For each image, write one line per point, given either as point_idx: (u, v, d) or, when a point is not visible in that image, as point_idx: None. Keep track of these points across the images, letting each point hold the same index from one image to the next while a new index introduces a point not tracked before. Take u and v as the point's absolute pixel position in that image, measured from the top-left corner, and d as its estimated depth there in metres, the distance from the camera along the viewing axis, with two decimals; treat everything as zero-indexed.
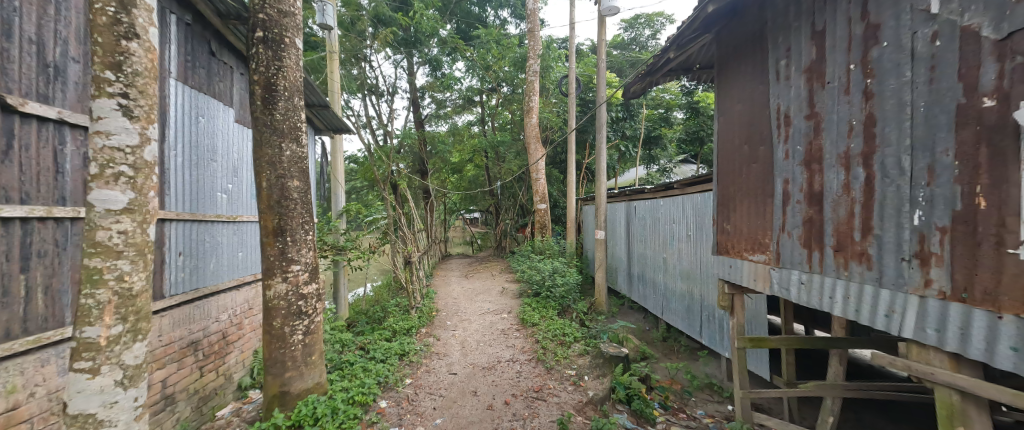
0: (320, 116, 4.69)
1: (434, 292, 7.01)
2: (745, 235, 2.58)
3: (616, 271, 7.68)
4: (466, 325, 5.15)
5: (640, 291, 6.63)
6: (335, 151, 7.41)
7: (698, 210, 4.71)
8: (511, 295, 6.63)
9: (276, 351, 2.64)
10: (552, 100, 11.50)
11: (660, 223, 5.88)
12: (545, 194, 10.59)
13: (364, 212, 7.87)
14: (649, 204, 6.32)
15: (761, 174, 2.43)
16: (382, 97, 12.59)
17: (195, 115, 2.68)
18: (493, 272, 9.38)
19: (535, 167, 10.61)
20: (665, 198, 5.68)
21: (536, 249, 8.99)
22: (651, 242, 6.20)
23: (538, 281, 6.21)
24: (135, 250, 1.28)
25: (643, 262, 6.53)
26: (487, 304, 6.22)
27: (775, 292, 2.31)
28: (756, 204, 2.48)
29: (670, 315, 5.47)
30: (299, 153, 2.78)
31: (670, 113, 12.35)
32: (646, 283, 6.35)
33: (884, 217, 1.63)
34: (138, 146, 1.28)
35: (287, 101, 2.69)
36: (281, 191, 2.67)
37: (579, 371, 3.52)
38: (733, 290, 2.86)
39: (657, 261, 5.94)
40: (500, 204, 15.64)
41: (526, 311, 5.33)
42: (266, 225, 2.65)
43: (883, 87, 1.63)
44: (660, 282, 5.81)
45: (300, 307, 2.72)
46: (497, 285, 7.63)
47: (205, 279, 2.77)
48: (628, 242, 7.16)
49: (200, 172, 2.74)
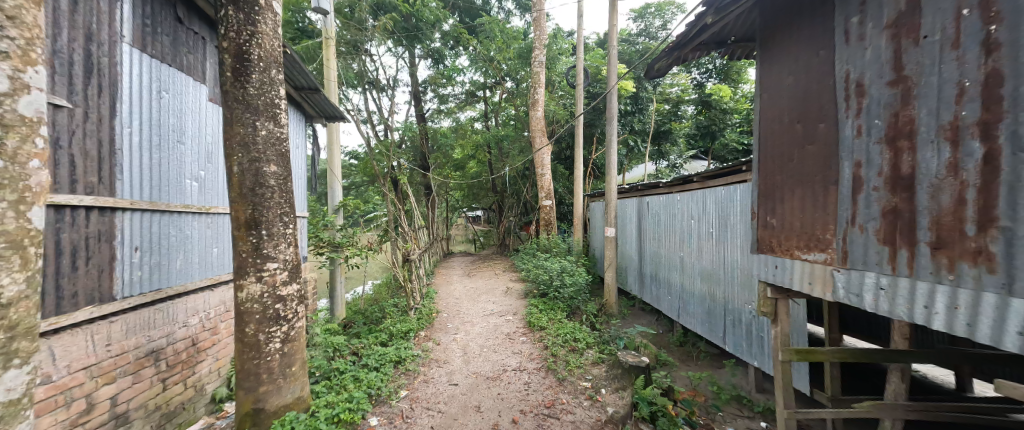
0: (314, 103, 4.34)
1: (435, 292, 6.67)
2: (797, 230, 2.19)
3: (626, 271, 7.31)
4: (469, 329, 4.78)
5: (651, 291, 6.28)
6: (332, 144, 7.09)
7: (722, 205, 4.32)
8: (516, 296, 6.26)
9: (248, 363, 2.28)
10: (559, 93, 11.10)
11: (675, 219, 5.50)
12: (551, 190, 10.22)
13: (362, 208, 7.54)
14: (663, 200, 5.94)
15: (820, 158, 2.04)
16: (383, 91, 12.27)
17: (157, 90, 2.33)
18: (496, 270, 9.03)
19: (540, 162, 10.24)
20: (682, 192, 5.29)
21: (541, 247, 8.62)
22: (665, 241, 5.82)
23: (545, 281, 5.83)
24: (5, 242, 0.91)
25: (656, 261, 6.16)
26: (491, 305, 5.86)
27: (841, 298, 1.91)
28: (813, 192, 2.09)
29: (686, 318, 5.09)
30: (277, 133, 2.41)
31: (680, 107, 11.92)
32: (660, 284, 5.98)
33: (1016, 205, 1.24)
34: (10, 94, 0.91)
35: (262, 73, 2.32)
36: (255, 177, 2.30)
37: (595, 383, 3.15)
38: (777, 293, 2.47)
39: (673, 261, 5.56)
40: (503, 201, 15.29)
41: (533, 313, 4.97)
42: (237, 217, 2.28)
43: (1018, 34, 1.23)
44: (675, 283, 5.44)
45: (277, 311, 2.37)
46: (501, 285, 7.28)
47: (170, 278, 2.41)
48: (640, 240, 6.78)
49: (163, 155, 2.38)
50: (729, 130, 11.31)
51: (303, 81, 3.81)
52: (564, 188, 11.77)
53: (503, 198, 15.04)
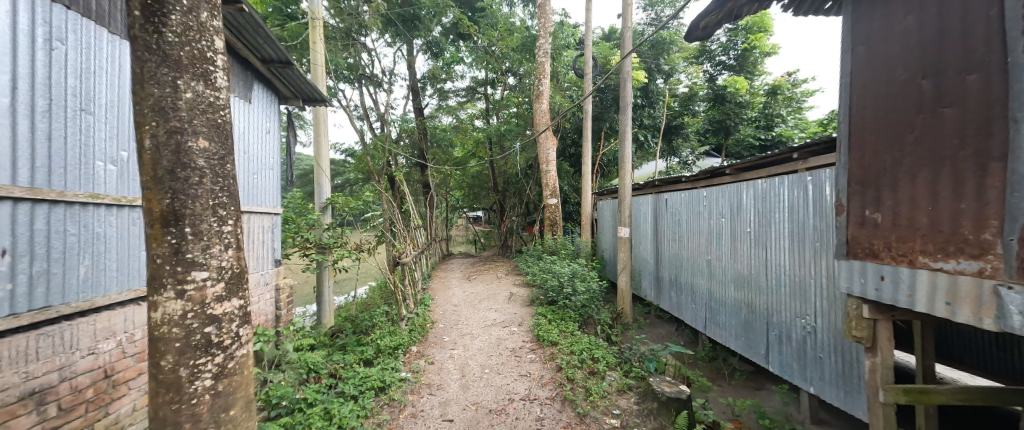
0: (290, 84, 3.73)
1: (432, 298, 6.06)
2: (926, 230, 1.56)
3: (640, 274, 6.70)
4: (468, 343, 4.14)
5: (671, 298, 5.69)
6: (319, 135, 6.48)
7: (763, 201, 3.71)
8: (521, 303, 5.62)
9: (163, 409, 1.63)
10: (565, 85, 10.50)
11: (700, 218, 4.90)
12: (557, 187, 9.60)
13: (352, 207, 6.95)
14: (685, 196, 5.33)
15: (971, 125, 1.39)
16: (379, 84, 11.72)
17: (47, 38, 1.88)
18: (498, 274, 8.43)
19: (545, 158, 9.64)
20: (710, 188, 4.68)
21: (547, 248, 8.00)
22: (688, 242, 5.22)
23: (555, 286, 5.20)
24: None
25: (676, 265, 5.56)
26: (493, 314, 5.23)
27: (1013, 330, 1.27)
28: (957, 175, 1.44)
29: (715, 330, 4.49)
30: (207, 96, 1.79)
31: (691, 102, 11.33)
32: (681, 290, 5.38)
33: None
34: None
35: (184, 15, 1.71)
36: (177, 154, 1.67)
37: (626, 422, 2.53)
38: (875, 314, 1.84)
39: (697, 265, 4.97)
40: (504, 200, 14.67)
41: (541, 325, 4.35)
42: (151, 209, 1.65)
43: None
44: (701, 290, 4.84)
45: (208, 337, 1.74)
46: (504, 290, 6.65)
47: (66, 285, 1.95)
48: (657, 242, 6.17)
49: (60, 129, 1.94)
50: (744, 124, 10.73)
51: (272, 53, 3.21)
52: (569, 186, 11.14)
53: (504, 198, 14.46)
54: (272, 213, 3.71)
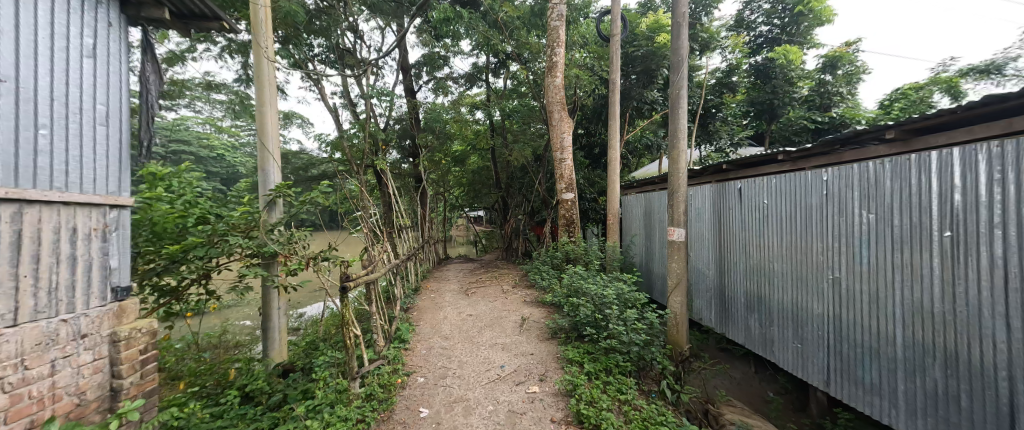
0: None
1: (414, 327, 4.42)
2: None
3: (695, 292, 5.08)
4: (463, 427, 2.47)
5: (750, 329, 4.08)
6: (263, 103, 4.81)
7: (989, 185, 2.06)
8: (540, 336, 3.94)
9: None
10: (585, 55, 8.76)
11: (808, 214, 3.30)
12: (574, 179, 7.94)
13: (315, 204, 5.33)
14: (777, 183, 3.69)
15: None
16: (365, 62, 10.20)
17: None
18: (503, 285, 6.79)
19: (559, 144, 7.93)
20: (834, 170, 3.04)
21: (566, 255, 6.33)
22: (784, 250, 3.59)
23: (591, 318, 3.49)
24: None
25: (758, 283, 3.96)
26: (500, 357, 3.56)
27: None
28: None
29: (858, 392, 2.85)
30: None
31: (729, 80, 9.76)
32: (770, 319, 3.77)
33: None
34: None
35: None
36: None
37: None
38: None
39: (803, 284, 3.36)
40: (508, 198, 13.00)
41: (581, 390, 2.68)
42: None
43: None
44: (814, 324, 3.24)
45: None
46: (514, 311, 4.97)
47: None
48: (724, 248, 4.53)
49: None
50: (794, 104, 9.12)
51: None
52: (584, 179, 9.52)
53: (509, 195, 12.87)
54: (105, 204, 2.06)
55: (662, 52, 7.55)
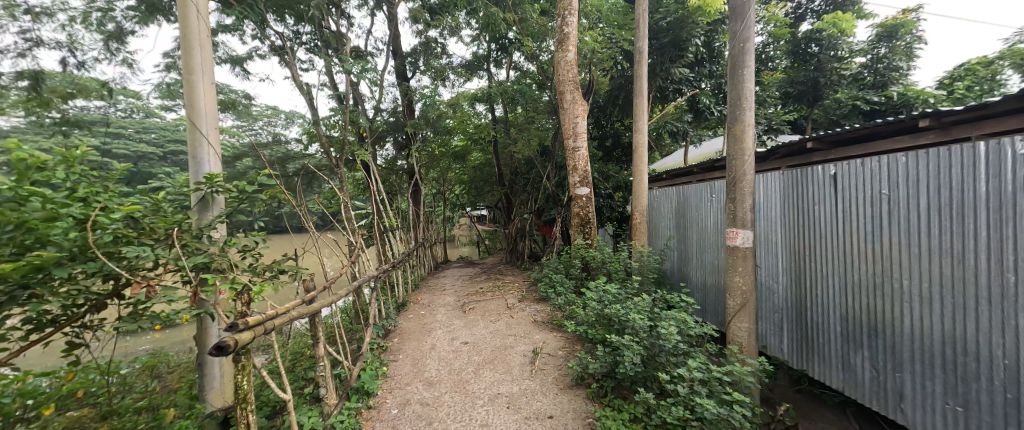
0: None
1: (385, 366, 3.29)
2: None
3: (758, 311, 3.96)
4: None
5: (854, 370, 2.95)
6: (191, 68, 3.64)
7: None
8: (559, 383, 2.82)
9: None
10: (601, 29, 7.61)
11: (976, 210, 2.15)
12: (589, 172, 6.77)
13: (273, 203, 4.23)
14: (911, 163, 2.50)
15: None
16: (351, 47, 9.14)
17: None
18: (507, 298, 5.66)
19: (572, 130, 6.74)
20: None
21: (583, 262, 5.19)
22: (923, 265, 2.42)
23: (636, 368, 2.38)
24: None
25: (866, 306, 2.83)
26: (502, 422, 2.44)
27: None
28: None
29: None
30: None
31: None
32: (892, 360, 2.65)
33: None
34: None
35: None
36: None
37: None
38: None
39: (963, 317, 2.22)
40: (513, 195, 11.86)
41: None
42: None
43: None
44: (989, 379, 2.11)
45: None
46: (521, 338, 3.84)
47: None
48: (808, 255, 3.36)
49: None
50: (842, 84, 7.87)
51: None
52: (597, 172, 8.36)
53: (513, 192, 11.75)
54: None
55: (693, 18, 6.40)
